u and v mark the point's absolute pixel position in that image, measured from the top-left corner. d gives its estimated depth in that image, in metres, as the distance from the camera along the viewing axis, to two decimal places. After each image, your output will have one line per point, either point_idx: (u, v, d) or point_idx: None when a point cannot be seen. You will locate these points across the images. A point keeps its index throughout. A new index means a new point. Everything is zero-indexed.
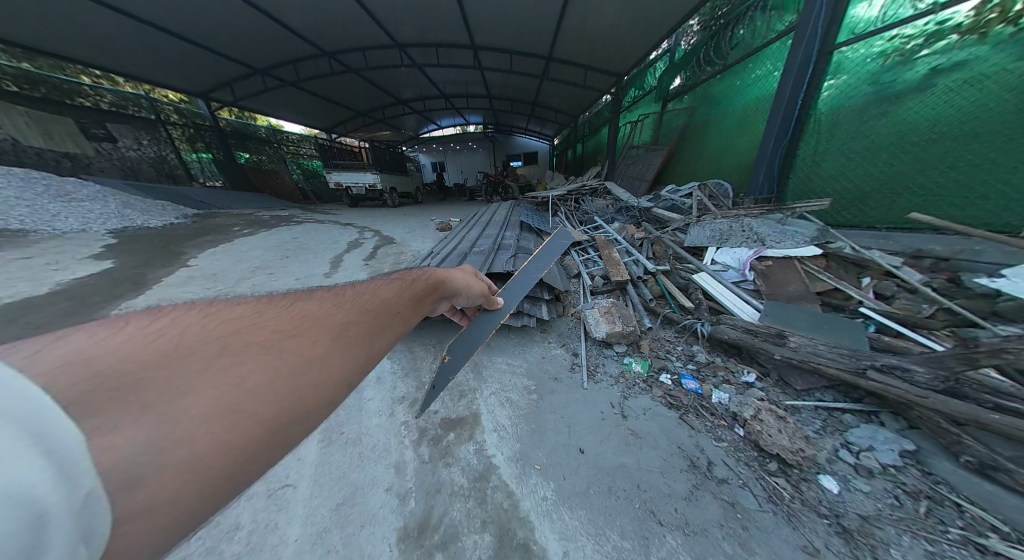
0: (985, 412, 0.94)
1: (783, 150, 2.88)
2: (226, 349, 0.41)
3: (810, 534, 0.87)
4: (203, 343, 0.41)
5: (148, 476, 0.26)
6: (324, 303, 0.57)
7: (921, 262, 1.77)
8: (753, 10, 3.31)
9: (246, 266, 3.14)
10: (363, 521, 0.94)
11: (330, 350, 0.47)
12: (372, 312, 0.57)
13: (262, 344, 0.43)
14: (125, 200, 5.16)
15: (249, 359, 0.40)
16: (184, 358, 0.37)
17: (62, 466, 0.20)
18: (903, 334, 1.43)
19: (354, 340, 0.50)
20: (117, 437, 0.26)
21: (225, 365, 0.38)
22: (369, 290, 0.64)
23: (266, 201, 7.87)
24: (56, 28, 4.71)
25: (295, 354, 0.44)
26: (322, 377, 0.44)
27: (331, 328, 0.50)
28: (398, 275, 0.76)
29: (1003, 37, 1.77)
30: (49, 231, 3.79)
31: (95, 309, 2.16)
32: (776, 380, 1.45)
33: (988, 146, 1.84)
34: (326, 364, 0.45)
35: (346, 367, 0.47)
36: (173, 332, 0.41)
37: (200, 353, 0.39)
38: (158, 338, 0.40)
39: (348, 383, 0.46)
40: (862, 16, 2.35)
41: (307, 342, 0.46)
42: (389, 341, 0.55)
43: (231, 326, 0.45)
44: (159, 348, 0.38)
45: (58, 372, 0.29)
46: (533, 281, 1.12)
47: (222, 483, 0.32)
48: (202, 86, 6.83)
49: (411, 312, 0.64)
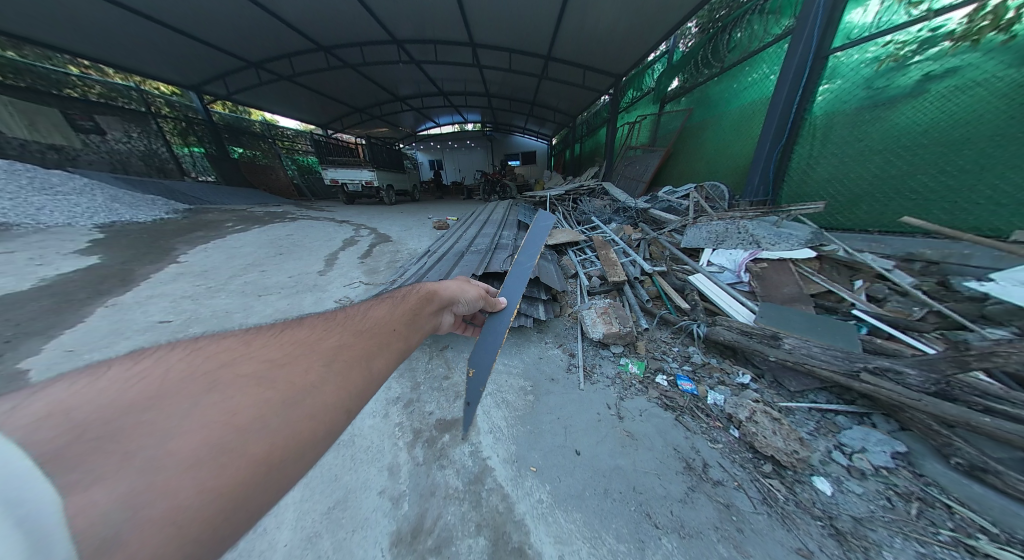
0: (977, 415, 0.94)
1: (778, 154, 2.92)
2: (217, 385, 0.40)
3: (804, 536, 0.87)
4: (187, 381, 0.40)
5: (137, 529, 0.23)
6: (317, 331, 0.58)
7: (912, 266, 1.81)
8: (750, 14, 3.34)
9: (238, 263, 3.10)
10: (355, 524, 0.92)
11: (326, 375, 0.47)
12: (366, 336, 0.58)
13: (255, 376, 0.43)
14: (114, 194, 5.05)
15: (241, 393, 0.40)
16: (167, 400, 0.36)
17: (33, 532, 0.17)
18: (895, 336, 1.44)
19: (349, 363, 0.50)
20: (99, 489, 0.24)
21: (216, 402, 0.38)
22: (360, 314, 0.65)
23: (260, 197, 7.77)
24: (43, 17, 4.60)
25: (287, 385, 0.43)
26: (319, 406, 0.43)
27: (324, 355, 0.51)
28: (389, 295, 0.77)
29: (993, 46, 1.79)
30: (32, 224, 3.69)
31: (80, 306, 2.10)
32: (771, 382, 1.47)
33: (978, 152, 1.87)
34: (321, 391, 0.44)
35: (344, 392, 0.47)
36: (156, 374, 0.41)
37: (186, 393, 0.38)
38: (140, 381, 0.39)
39: (346, 409, 0.45)
40: (857, 22, 2.38)
41: (299, 371, 0.46)
42: (387, 362, 0.55)
43: (218, 362, 0.45)
44: (138, 393, 0.37)
45: (34, 427, 0.28)
46: (527, 270, 1.20)
47: (212, 537, 0.29)
48: (195, 79, 6.73)
49: (407, 329, 0.65)
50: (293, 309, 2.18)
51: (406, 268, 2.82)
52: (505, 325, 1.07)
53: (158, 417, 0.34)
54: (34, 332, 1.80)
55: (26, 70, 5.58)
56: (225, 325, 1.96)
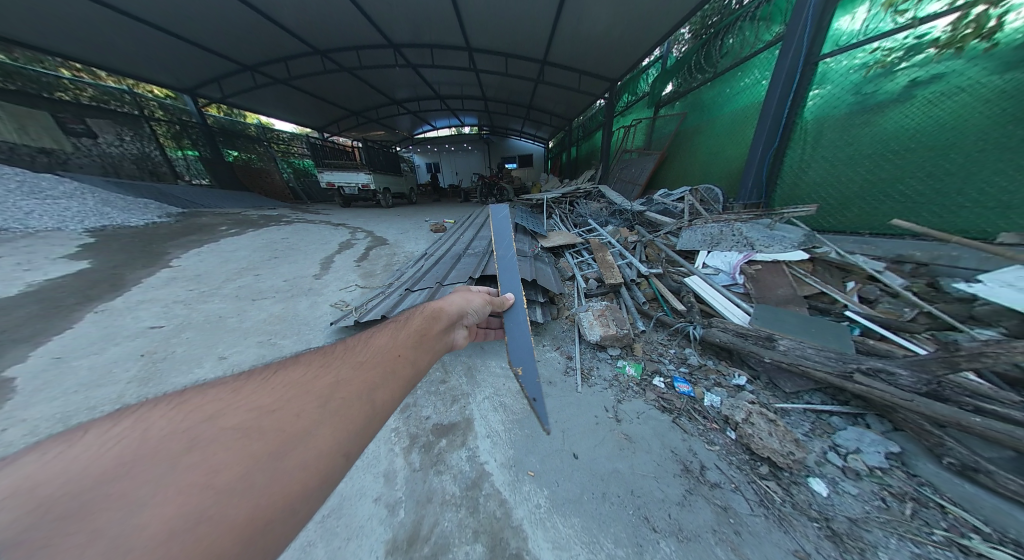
0: (967, 414, 0.95)
1: (770, 157, 2.97)
2: (200, 443, 0.37)
3: (801, 538, 0.86)
4: (167, 443, 0.37)
5: None
6: (313, 369, 0.55)
7: (902, 267, 1.85)
8: (742, 20, 3.40)
9: (232, 267, 3.07)
10: (351, 533, 0.90)
11: (322, 418, 0.44)
12: (364, 369, 0.56)
13: (244, 430, 0.40)
14: (105, 198, 4.98)
15: (226, 450, 0.37)
16: (143, 465, 0.32)
17: None
18: (886, 337, 1.46)
19: (347, 401, 0.48)
20: (74, 552, 0.20)
21: (200, 461, 0.35)
22: (357, 347, 0.63)
23: (255, 200, 7.72)
24: (33, 19, 4.56)
25: (275, 435, 0.40)
26: (315, 454, 0.40)
27: (319, 396, 0.48)
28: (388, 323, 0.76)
29: (977, 53, 1.83)
30: (21, 228, 3.64)
31: (67, 312, 2.06)
32: (766, 383, 1.48)
33: (964, 155, 1.91)
34: (316, 437, 0.41)
35: (342, 435, 0.44)
36: (132, 437, 0.37)
37: (162, 455, 0.35)
38: (115, 446, 0.36)
39: (345, 454, 0.42)
40: (845, 29, 2.43)
41: (292, 417, 0.44)
42: (390, 393, 0.53)
43: (203, 416, 0.42)
44: (111, 461, 0.33)
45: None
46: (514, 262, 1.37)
47: None
48: (190, 82, 6.69)
49: (409, 354, 0.63)
50: (287, 314, 2.16)
51: (402, 272, 2.81)
52: (523, 316, 1.21)
53: (133, 483, 0.30)
54: (20, 340, 1.76)
55: (16, 73, 5.51)
56: (218, 330, 1.93)
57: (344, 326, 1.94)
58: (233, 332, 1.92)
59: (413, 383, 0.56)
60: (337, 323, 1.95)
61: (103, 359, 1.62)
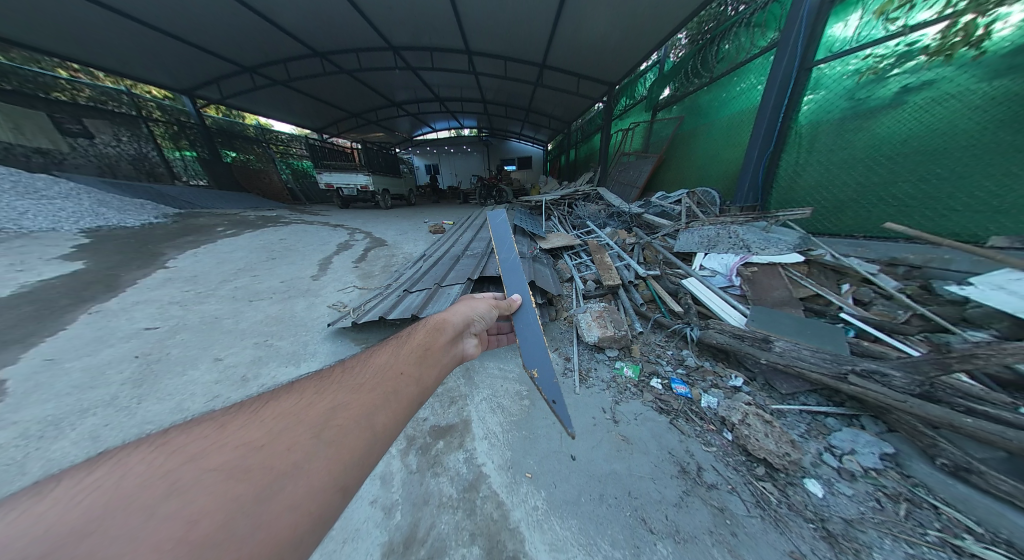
0: (959, 415, 0.97)
1: (766, 161, 3.01)
2: (187, 483, 0.35)
3: (797, 539, 0.87)
4: (149, 486, 0.35)
5: None
6: (309, 398, 0.55)
7: (896, 270, 1.88)
8: (737, 26, 3.45)
9: (229, 268, 3.05)
10: (346, 536, 0.89)
11: (317, 448, 0.43)
12: (362, 395, 0.56)
13: (234, 468, 0.39)
14: (101, 198, 4.95)
15: (215, 489, 0.35)
16: (126, 508, 0.31)
17: None
18: (880, 338, 1.48)
19: (344, 429, 0.47)
20: None
21: (191, 499, 0.33)
22: (354, 372, 0.63)
23: (253, 201, 7.69)
24: (31, 20, 4.54)
25: (266, 471, 0.39)
26: (308, 487, 0.39)
27: (314, 425, 0.47)
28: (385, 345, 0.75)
29: (965, 61, 1.86)
30: (15, 229, 3.61)
31: (61, 313, 2.04)
32: (763, 384, 1.49)
33: (955, 161, 1.94)
34: (309, 470, 0.40)
35: (339, 466, 0.43)
36: (112, 482, 0.35)
37: (145, 499, 0.33)
38: (96, 490, 0.34)
39: (341, 488, 0.41)
40: (838, 36, 2.48)
41: (284, 449, 0.42)
42: (389, 418, 0.53)
43: (189, 456, 0.41)
44: (90, 505, 0.31)
45: None
46: (517, 261, 1.40)
47: None
48: (189, 83, 6.68)
49: (409, 374, 0.63)
50: (284, 315, 2.15)
51: (401, 273, 2.81)
52: (533, 315, 1.18)
53: (118, 521, 0.28)
54: (11, 341, 1.74)
55: (12, 72, 5.46)
56: (214, 331, 1.92)
57: (342, 327, 1.94)
58: (229, 333, 1.91)
59: (413, 405, 0.56)
60: (335, 324, 1.95)
61: (97, 361, 1.61)
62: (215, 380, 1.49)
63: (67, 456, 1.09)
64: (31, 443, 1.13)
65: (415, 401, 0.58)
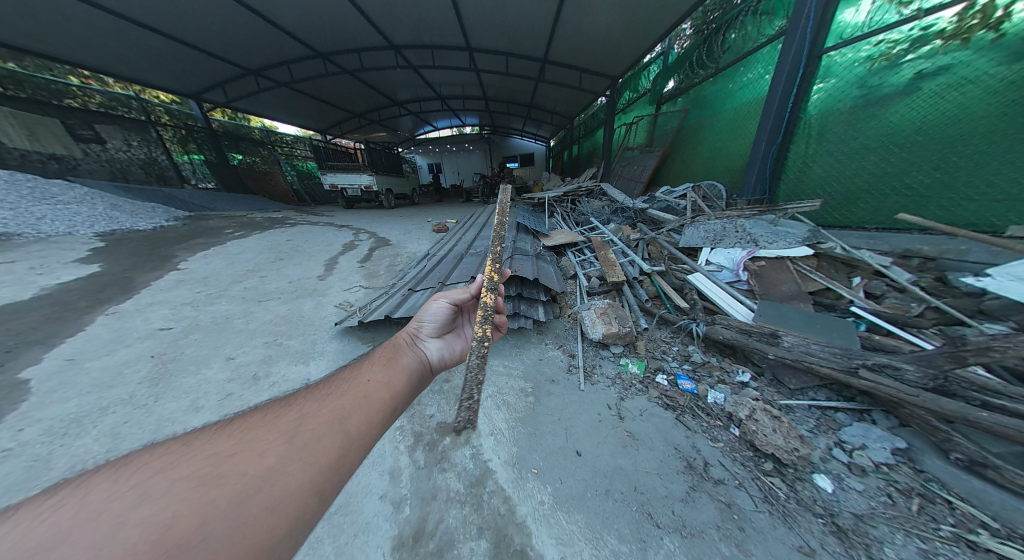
0: (975, 410, 0.94)
1: (773, 153, 2.96)
2: (156, 493, 0.35)
3: (805, 534, 0.86)
4: (118, 497, 0.34)
5: None
6: (277, 411, 0.55)
7: (910, 262, 1.82)
8: (744, 15, 3.37)
9: (239, 269, 3.11)
10: (357, 530, 0.91)
11: (290, 453, 0.44)
12: (335, 404, 0.57)
13: (208, 475, 0.39)
14: (114, 203, 5.06)
15: (183, 497, 0.35)
16: (93, 519, 0.30)
17: None
18: (893, 332, 1.44)
19: (319, 435, 0.49)
20: None
21: (161, 507, 0.33)
22: (324, 386, 0.64)
23: (259, 203, 7.78)
24: (43, 29, 4.64)
25: (239, 478, 0.40)
26: (284, 491, 0.40)
27: (284, 435, 0.48)
28: (353, 361, 0.77)
29: (984, 43, 1.80)
30: (33, 234, 3.71)
31: (79, 315, 2.10)
32: (771, 379, 1.48)
33: (973, 149, 1.87)
34: (287, 472, 0.42)
35: (315, 471, 0.44)
36: (67, 501, 0.33)
37: (113, 509, 0.32)
38: (48, 510, 0.31)
39: (318, 492, 0.43)
40: (849, 21, 2.40)
41: (255, 456, 0.43)
42: (362, 425, 0.55)
43: (154, 471, 0.40)
44: (51, 519, 0.30)
45: None
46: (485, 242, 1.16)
47: None
48: (194, 87, 6.76)
49: (379, 385, 0.66)
50: (292, 315, 2.19)
51: (405, 272, 2.83)
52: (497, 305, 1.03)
53: (87, 529, 0.28)
54: (34, 342, 1.80)
55: (25, 81, 5.59)
56: (226, 331, 1.97)
57: (349, 326, 1.97)
58: (240, 333, 1.95)
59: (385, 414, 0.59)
60: (342, 323, 1.98)
61: (115, 360, 1.66)
62: (228, 379, 1.53)
63: (90, 451, 1.13)
64: (55, 440, 1.17)
65: (387, 408, 0.61)
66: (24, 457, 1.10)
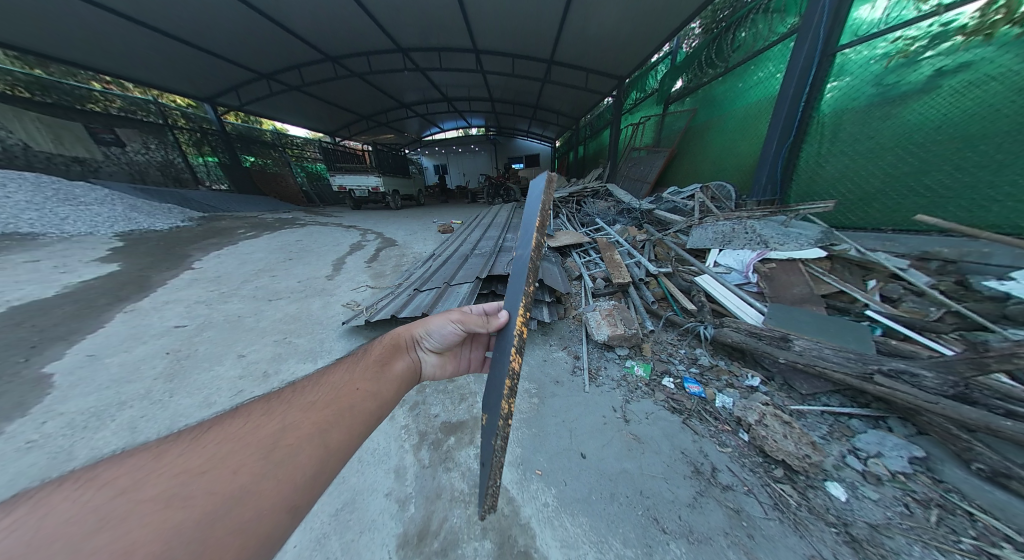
0: (997, 418, 0.91)
1: (785, 153, 2.91)
2: (122, 512, 0.32)
3: (818, 543, 0.84)
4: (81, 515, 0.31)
5: None
6: (257, 419, 0.53)
7: (928, 264, 1.75)
8: (754, 13, 3.32)
9: (250, 268, 3.19)
10: (363, 526, 0.93)
11: (266, 470, 0.42)
12: (319, 412, 0.55)
13: (175, 494, 0.36)
14: (133, 205, 5.23)
15: (149, 515, 0.32)
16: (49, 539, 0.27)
17: None
18: (910, 337, 1.41)
19: (298, 445, 0.47)
20: None
21: (125, 528, 0.30)
22: (306, 393, 0.61)
23: (269, 204, 7.94)
24: (68, 38, 4.83)
25: (210, 495, 0.37)
26: (255, 513, 0.38)
27: (261, 447, 0.45)
28: (341, 365, 0.75)
29: (1008, 38, 1.73)
30: (57, 234, 3.85)
31: (100, 313, 2.18)
32: (781, 384, 1.45)
33: (995, 147, 1.80)
34: (261, 489, 0.40)
35: (291, 485, 0.43)
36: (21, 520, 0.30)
37: (73, 529, 0.29)
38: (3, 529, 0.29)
39: (290, 508, 0.41)
40: (865, 18, 2.34)
41: (227, 473, 0.40)
42: (345, 436, 0.53)
43: (120, 486, 0.37)
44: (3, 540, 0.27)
45: None
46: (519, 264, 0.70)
47: None
48: (209, 91, 6.94)
49: (365, 395, 0.65)
50: (301, 314, 2.22)
51: (411, 272, 2.86)
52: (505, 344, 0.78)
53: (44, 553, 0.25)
54: (57, 338, 1.87)
55: (51, 87, 5.74)
56: (238, 329, 2.02)
57: (356, 325, 2.00)
58: (251, 331, 1.99)
59: (367, 426, 0.58)
60: (349, 322, 2.01)
61: (133, 357, 1.71)
62: (239, 376, 1.56)
63: (109, 445, 1.17)
64: (76, 433, 1.22)
65: (369, 420, 0.60)
66: (47, 448, 1.14)
